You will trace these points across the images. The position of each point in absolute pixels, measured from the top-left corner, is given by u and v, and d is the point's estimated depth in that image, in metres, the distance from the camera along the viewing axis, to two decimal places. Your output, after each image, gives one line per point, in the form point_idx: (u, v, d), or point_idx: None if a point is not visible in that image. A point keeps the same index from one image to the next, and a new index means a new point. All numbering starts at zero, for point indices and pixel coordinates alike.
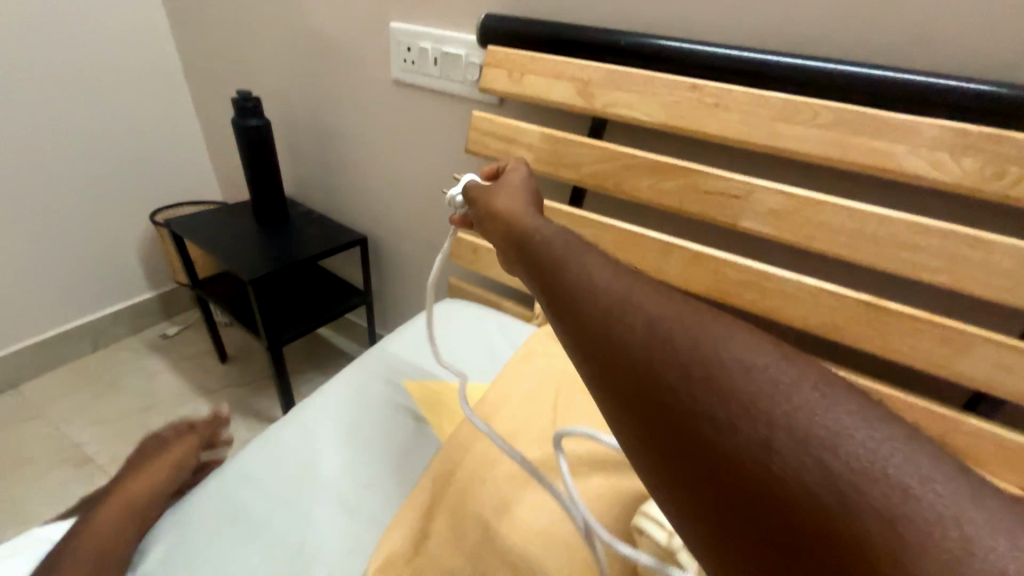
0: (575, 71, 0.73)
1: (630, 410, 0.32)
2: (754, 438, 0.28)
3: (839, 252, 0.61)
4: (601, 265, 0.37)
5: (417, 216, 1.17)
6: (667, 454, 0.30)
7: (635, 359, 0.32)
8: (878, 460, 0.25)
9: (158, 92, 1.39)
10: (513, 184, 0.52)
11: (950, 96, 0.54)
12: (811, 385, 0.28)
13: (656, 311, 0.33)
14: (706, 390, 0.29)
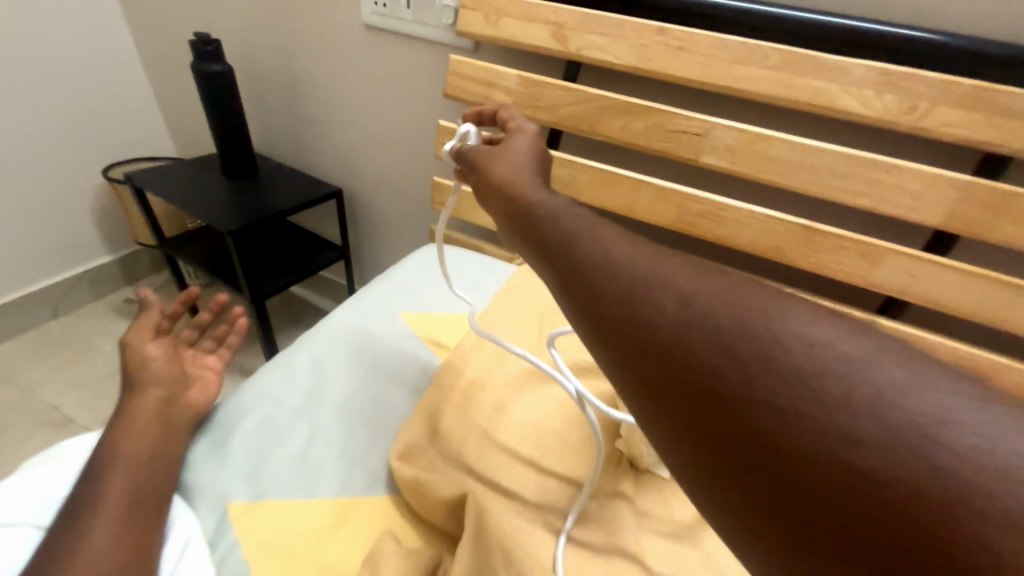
0: (550, 14, 0.76)
1: (670, 391, 0.29)
2: (790, 394, 0.26)
3: (784, 182, 0.70)
4: (627, 244, 0.36)
5: (394, 166, 1.18)
6: (698, 425, 0.28)
7: (659, 326, 0.31)
8: (918, 406, 0.25)
9: (96, 36, 1.28)
10: (518, 151, 0.50)
11: (874, 39, 0.63)
12: (888, 364, 0.26)
13: (699, 291, 0.31)
14: (734, 350, 0.28)
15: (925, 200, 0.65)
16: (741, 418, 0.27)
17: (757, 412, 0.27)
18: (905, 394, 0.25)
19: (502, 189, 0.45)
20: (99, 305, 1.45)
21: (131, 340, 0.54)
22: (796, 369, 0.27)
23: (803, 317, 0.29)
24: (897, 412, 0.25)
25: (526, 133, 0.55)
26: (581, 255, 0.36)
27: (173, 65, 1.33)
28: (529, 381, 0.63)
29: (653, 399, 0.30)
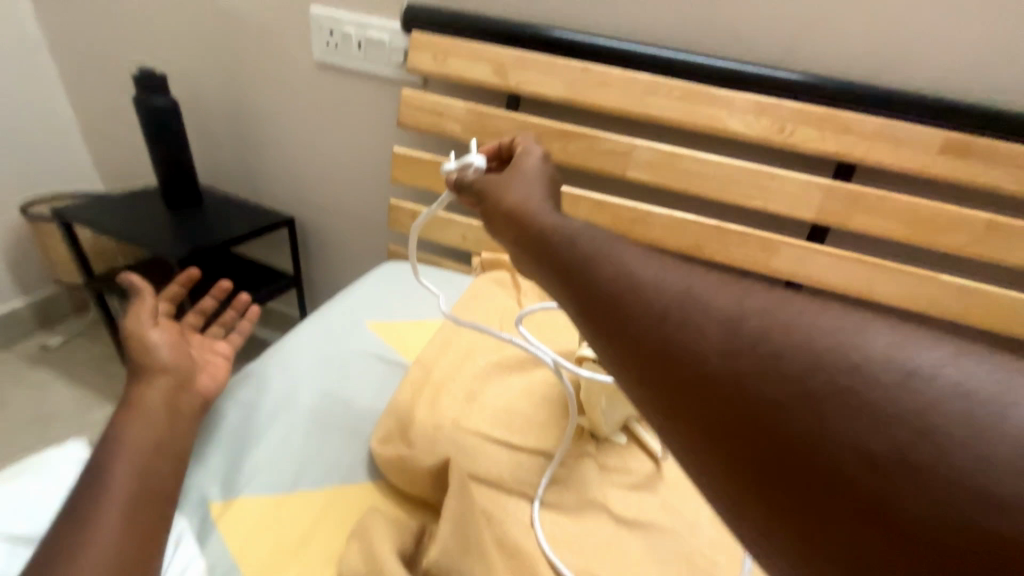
0: (491, 53, 0.87)
1: (694, 395, 0.30)
2: (811, 378, 0.27)
3: (694, 190, 0.85)
4: (646, 259, 0.36)
5: (348, 194, 1.22)
6: (724, 428, 0.28)
7: (676, 325, 0.32)
8: (923, 371, 0.26)
9: (18, 72, 1.23)
10: (524, 180, 0.54)
11: (749, 78, 0.80)
12: (930, 359, 0.26)
13: (723, 300, 0.32)
14: (752, 341, 0.29)
15: (802, 198, 0.81)
16: (774, 411, 0.27)
17: (791, 403, 0.27)
18: (927, 370, 0.25)
19: (512, 213, 0.49)
20: (8, 355, 1.32)
21: (133, 330, 0.54)
22: (817, 354, 0.27)
23: (820, 309, 0.30)
24: (927, 392, 0.25)
25: (535, 160, 0.59)
26: (593, 265, 0.37)
27: (106, 100, 1.30)
28: (495, 371, 0.68)
29: (676, 398, 0.30)
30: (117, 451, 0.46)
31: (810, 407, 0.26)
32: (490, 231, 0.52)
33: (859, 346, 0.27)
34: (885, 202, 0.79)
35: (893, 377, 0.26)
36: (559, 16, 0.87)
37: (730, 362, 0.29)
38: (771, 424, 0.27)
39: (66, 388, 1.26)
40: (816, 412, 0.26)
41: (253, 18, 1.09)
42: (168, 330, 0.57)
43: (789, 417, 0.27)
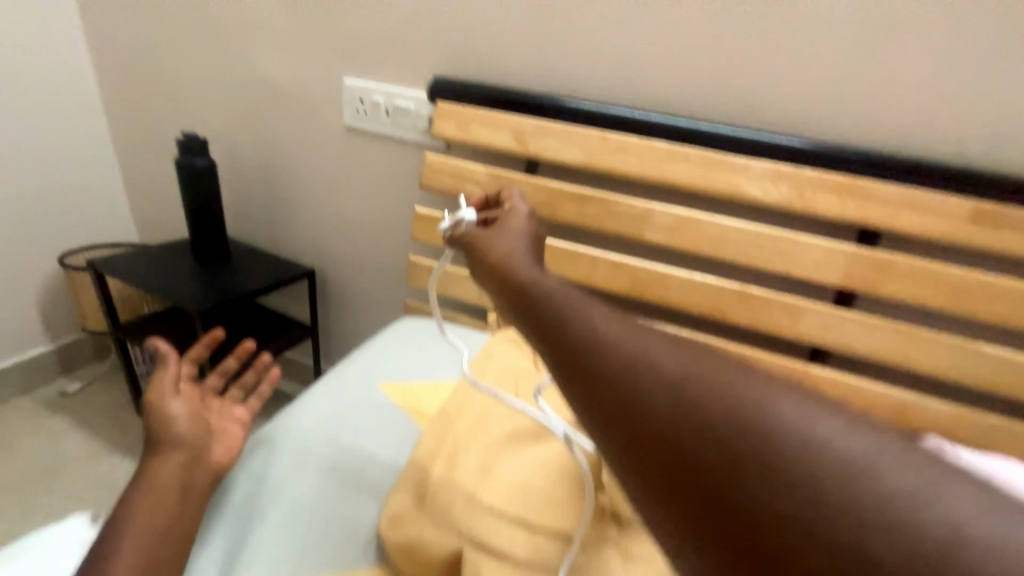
0: (512, 122, 0.91)
1: (643, 454, 0.31)
2: (742, 443, 0.29)
3: (713, 253, 0.84)
4: (606, 316, 0.38)
5: (369, 248, 1.25)
6: (667, 488, 0.30)
7: (631, 385, 0.33)
8: (837, 438, 0.28)
9: (73, 133, 1.33)
10: (511, 234, 0.56)
11: (764, 145, 0.81)
12: (840, 427, 0.28)
13: (669, 361, 0.34)
14: (693, 404, 0.31)
15: (825, 264, 0.80)
16: (709, 472, 0.29)
17: (723, 465, 0.29)
18: (837, 438, 0.28)
19: (496, 268, 0.50)
20: (27, 400, 1.33)
21: (155, 399, 0.54)
22: (746, 419, 0.29)
23: (753, 374, 0.32)
24: (837, 460, 0.27)
25: (522, 217, 0.62)
26: (562, 324, 0.39)
27: (147, 156, 1.37)
28: (511, 441, 0.65)
29: (627, 456, 0.32)
30: (115, 545, 0.44)
31: (738, 470, 0.28)
32: (475, 281, 0.54)
33: (785, 413, 0.29)
34: (914, 267, 0.77)
35: (809, 445, 0.28)
36: (578, 88, 0.91)
37: (675, 424, 0.31)
38: (705, 484, 0.29)
39: (78, 436, 1.25)
40: (743, 475, 0.28)
41: (289, 85, 1.15)
42: (189, 398, 0.56)
43: (721, 479, 0.29)
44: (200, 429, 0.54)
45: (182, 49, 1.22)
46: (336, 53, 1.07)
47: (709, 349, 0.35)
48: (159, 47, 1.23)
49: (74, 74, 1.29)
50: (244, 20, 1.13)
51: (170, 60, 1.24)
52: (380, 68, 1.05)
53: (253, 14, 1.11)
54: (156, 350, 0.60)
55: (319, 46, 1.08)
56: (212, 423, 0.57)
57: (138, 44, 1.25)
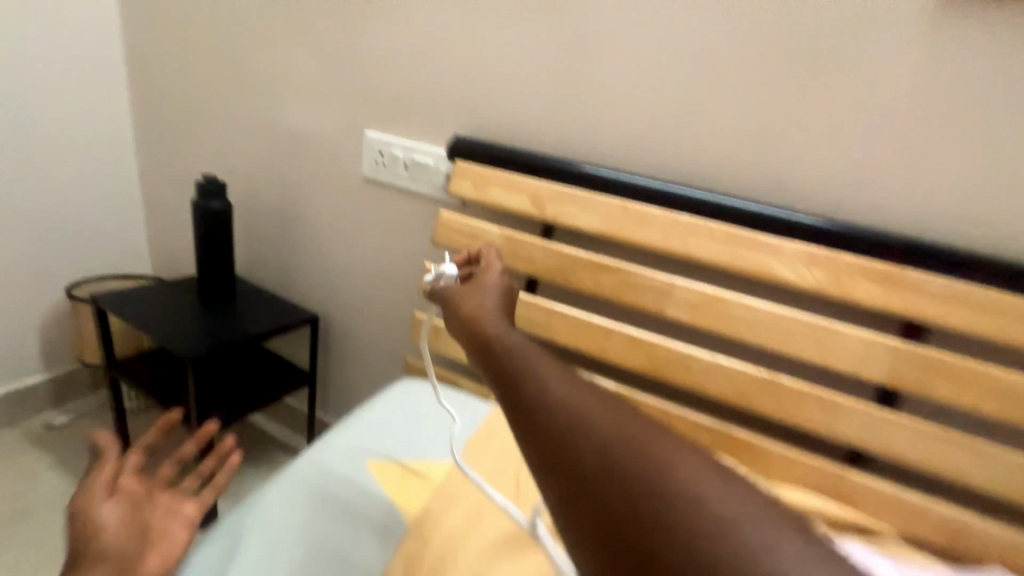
0: (529, 185, 0.89)
1: (574, 505, 0.35)
2: (658, 505, 0.33)
3: (740, 336, 0.78)
4: (559, 374, 0.42)
5: (376, 297, 1.21)
6: (591, 537, 0.34)
7: (568, 441, 0.38)
8: (734, 509, 0.32)
9: (103, 166, 1.33)
10: (485, 291, 0.59)
11: (799, 226, 0.76)
12: (737, 498, 0.33)
13: (606, 422, 0.38)
14: (622, 465, 0.35)
15: (864, 358, 0.73)
16: (620, 523, 0.33)
17: (632, 519, 0.33)
18: (735, 510, 0.32)
19: (467, 318, 0.53)
20: (14, 432, 1.29)
21: (82, 506, 0.50)
22: (663, 484, 0.34)
23: (676, 442, 0.36)
24: (731, 527, 0.32)
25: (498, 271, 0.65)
26: (517, 379, 0.43)
27: (166, 191, 1.38)
28: (505, 548, 0.58)
29: (557, 501, 0.37)
30: None
31: (645, 525, 0.33)
32: (447, 330, 0.56)
33: (692, 485, 0.34)
34: (971, 372, 0.69)
35: (711, 515, 0.32)
36: (601, 154, 0.88)
37: (599, 478, 0.35)
38: (616, 534, 0.33)
39: (60, 476, 1.21)
40: (657, 536, 0.32)
41: (311, 134, 1.16)
42: (122, 500, 0.52)
43: (629, 531, 0.33)
44: (126, 540, 0.50)
45: (212, 92, 1.23)
46: (360, 107, 1.08)
47: (643, 412, 0.40)
48: (190, 90, 1.25)
49: (108, 110, 1.31)
50: (274, 70, 1.14)
51: (201, 103, 1.25)
52: (402, 124, 1.05)
53: (283, 65, 1.13)
54: (99, 442, 0.57)
55: (344, 100, 1.09)
56: (149, 526, 0.53)
57: (171, 86, 1.27)
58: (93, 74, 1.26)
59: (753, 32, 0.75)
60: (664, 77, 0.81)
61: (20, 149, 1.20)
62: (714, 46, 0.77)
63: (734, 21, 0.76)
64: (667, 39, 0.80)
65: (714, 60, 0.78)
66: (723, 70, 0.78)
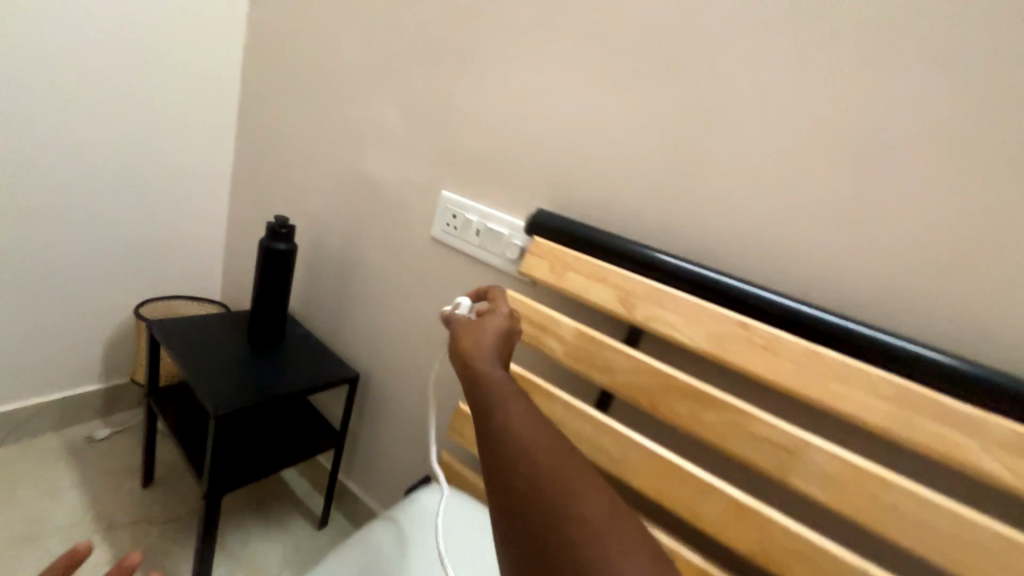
0: (619, 279, 0.73)
1: (507, 517, 0.45)
2: (563, 529, 0.42)
3: (905, 543, 0.55)
4: (523, 416, 0.51)
5: (423, 366, 1.12)
6: (513, 541, 0.44)
7: (512, 462, 0.47)
8: (620, 547, 0.41)
9: (198, 192, 1.35)
10: (488, 326, 0.65)
11: (1011, 399, 0.54)
12: (626, 542, 0.41)
13: (546, 459, 0.47)
14: (547, 494, 0.44)
15: None
16: (533, 528, 0.43)
17: (541, 526, 0.43)
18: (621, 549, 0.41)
19: (465, 352, 0.61)
20: (56, 439, 1.30)
21: None
22: (573, 517, 0.43)
23: (597, 487, 0.45)
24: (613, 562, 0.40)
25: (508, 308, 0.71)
26: (490, 407, 0.53)
27: (246, 222, 1.39)
28: None
29: (496, 507, 0.47)
30: None
31: (550, 542, 0.42)
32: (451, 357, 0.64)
33: (594, 523, 0.42)
34: None
35: (600, 548, 0.41)
36: (722, 258, 0.74)
37: (527, 492, 0.45)
38: (529, 536, 0.43)
39: (83, 499, 1.17)
40: (556, 553, 0.41)
41: (388, 187, 1.11)
42: None
43: (537, 534, 0.43)
44: None
45: (302, 134, 1.23)
46: (441, 167, 1.02)
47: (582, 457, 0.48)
48: (282, 129, 1.26)
49: (205, 140, 1.31)
50: (363, 120, 1.12)
51: (289, 142, 1.25)
52: (483, 189, 0.96)
53: (373, 116, 1.10)
54: None
55: (427, 157, 1.03)
56: None
57: (265, 123, 1.28)
58: (197, 104, 1.25)
59: (934, 141, 0.59)
60: (801, 178, 0.67)
61: (117, 175, 1.20)
62: (873, 152, 0.63)
63: (906, 124, 0.61)
64: (812, 134, 0.66)
65: (871, 169, 0.63)
66: (882, 181, 0.63)
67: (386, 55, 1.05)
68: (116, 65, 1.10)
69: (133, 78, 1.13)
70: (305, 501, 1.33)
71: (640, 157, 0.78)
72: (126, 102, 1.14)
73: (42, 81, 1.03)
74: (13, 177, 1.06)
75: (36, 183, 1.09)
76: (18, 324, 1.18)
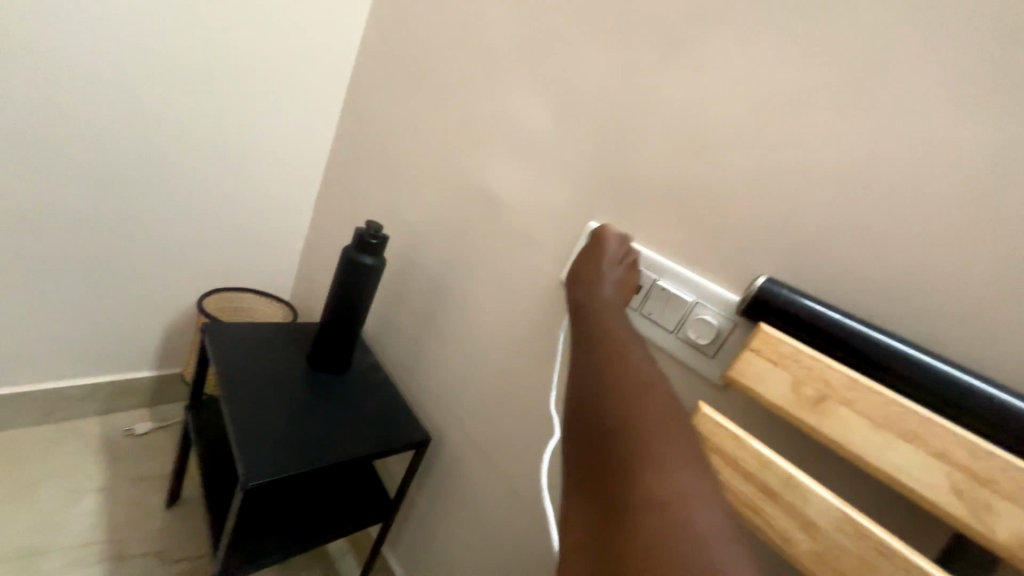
0: (959, 452, 0.39)
1: (578, 394, 0.43)
2: (630, 410, 0.39)
3: None
4: (622, 334, 0.49)
5: (515, 444, 0.85)
6: (577, 410, 0.42)
7: (598, 362, 0.45)
8: (680, 445, 0.36)
9: (291, 179, 1.19)
10: (614, 259, 0.60)
11: None
12: (689, 448, 0.37)
13: (631, 361, 0.44)
14: (622, 382, 0.42)
15: None
16: (600, 417, 0.40)
17: (609, 414, 0.39)
18: (681, 446, 0.36)
19: (580, 275, 0.59)
20: (95, 427, 1.17)
21: None
22: (642, 407, 0.39)
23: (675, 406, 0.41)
24: (665, 448, 0.36)
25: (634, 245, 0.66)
26: (591, 319, 0.52)
27: (333, 220, 1.21)
28: None
29: (575, 386, 0.45)
30: None
31: (611, 410, 0.40)
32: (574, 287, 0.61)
33: (661, 415, 0.39)
34: None
35: (657, 430, 0.37)
36: None
37: (606, 389, 0.42)
38: (591, 406, 0.41)
39: (98, 511, 1.01)
40: (614, 422, 0.39)
41: (511, 207, 0.85)
42: None
43: (603, 424, 0.39)
44: None
45: (413, 125, 1.00)
46: (595, 191, 0.74)
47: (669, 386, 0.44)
48: (391, 119, 1.05)
49: (308, 120, 1.13)
50: (495, 117, 0.86)
51: (397, 135, 1.04)
52: (660, 235, 0.68)
53: (508, 111, 0.84)
54: None
55: (577, 177, 0.76)
56: None
57: (373, 110, 1.09)
58: (308, 80, 1.08)
59: None
60: None
61: (217, 147, 1.04)
62: None
63: None
64: None
65: None
66: None
67: (543, 35, 0.78)
68: (235, 22, 0.94)
69: (250, 40, 0.97)
70: (336, 563, 1.08)
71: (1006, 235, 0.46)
72: (238, 69, 0.99)
73: (142, 28, 0.86)
74: (109, 138, 0.91)
75: (126, 146, 0.94)
76: (73, 297, 1.04)
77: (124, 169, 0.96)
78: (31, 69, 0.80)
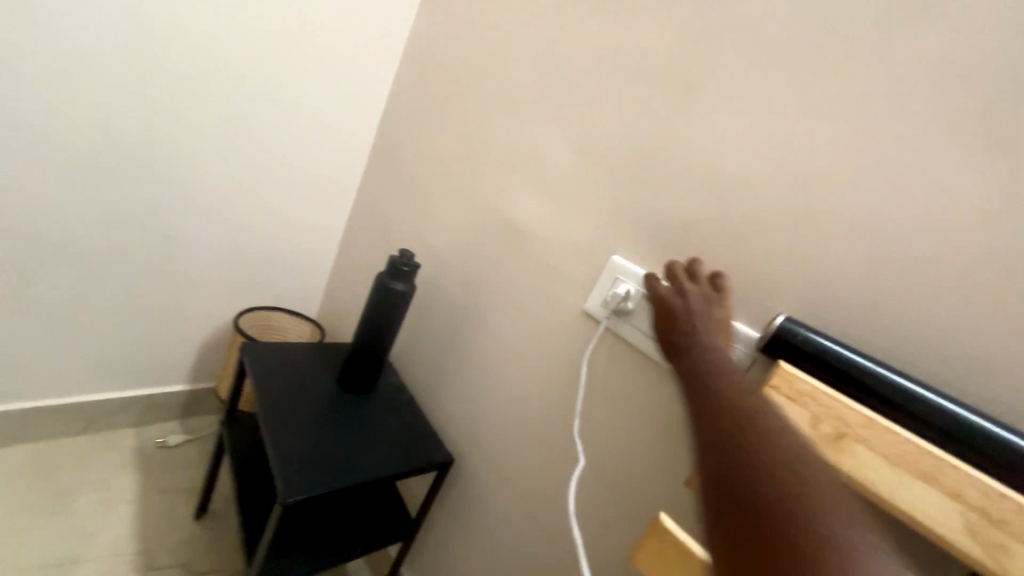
0: (972, 491, 0.42)
1: (707, 438, 0.42)
2: (778, 463, 0.38)
3: None
4: (741, 383, 0.48)
5: (536, 467, 0.87)
6: (711, 452, 0.41)
7: (726, 408, 0.44)
8: (840, 506, 0.35)
9: (324, 204, 1.26)
10: (700, 300, 0.59)
11: None
12: (846, 509, 0.36)
13: (762, 412, 0.44)
14: (759, 433, 0.41)
15: None
16: (743, 463, 0.39)
17: (756, 463, 0.38)
18: (838, 506, 0.35)
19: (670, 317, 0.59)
20: (130, 438, 1.23)
21: None
22: (789, 462, 0.38)
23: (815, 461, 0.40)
24: (827, 507, 0.35)
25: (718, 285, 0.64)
26: (700, 364, 0.51)
27: (361, 244, 1.27)
28: None
29: (700, 429, 0.44)
30: None
31: (759, 460, 0.39)
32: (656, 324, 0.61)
33: (812, 472, 0.38)
34: None
35: (813, 488, 0.36)
36: None
37: (742, 436, 0.41)
38: (727, 451, 0.40)
39: (132, 521, 1.06)
40: (765, 473, 0.38)
41: (534, 237, 0.89)
42: None
43: (748, 472, 0.38)
44: None
45: (441, 158, 1.07)
46: (616, 225, 0.78)
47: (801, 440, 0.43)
48: (421, 151, 1.12)
49: (342, 150, 1.21)
50: (520, 153, 0.92)
51: (425, 166, 1.11)
52: None
53: (532, 149, 0.90)
54: None
55: (598, 212, 0.80)
56: None
57: (403, 142, 1.16)
58: (343, 114, 1.16)
59: None
60: None
61: (259, 175, 1.13)
62: None
63: None
64: None
65: None
66: None
67: (567, 80, 0.85)
68: (279, 62, 1.03)
69: (292, 78, 1.06)
70: None
71: (1011, 282, 0.50)
72: (277, 104, 1.07)
73: (200, 70, 0.95)
74: (169, 165, 1.01)
75: (181, 174, 1.03)
76: (121, 313, 1.12)
77: (177, 195, 1.05)
78: (99, 105, 0.89)
